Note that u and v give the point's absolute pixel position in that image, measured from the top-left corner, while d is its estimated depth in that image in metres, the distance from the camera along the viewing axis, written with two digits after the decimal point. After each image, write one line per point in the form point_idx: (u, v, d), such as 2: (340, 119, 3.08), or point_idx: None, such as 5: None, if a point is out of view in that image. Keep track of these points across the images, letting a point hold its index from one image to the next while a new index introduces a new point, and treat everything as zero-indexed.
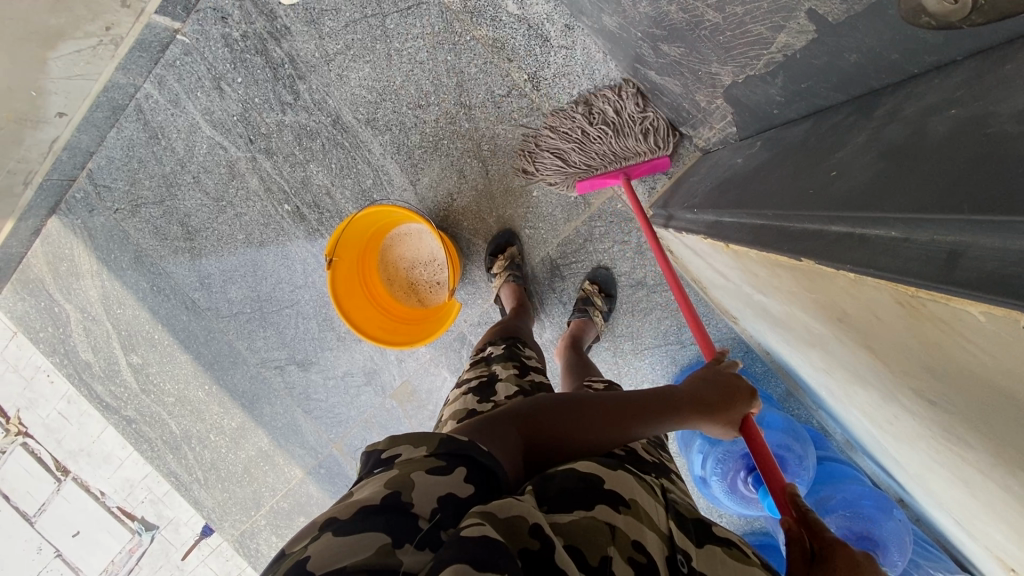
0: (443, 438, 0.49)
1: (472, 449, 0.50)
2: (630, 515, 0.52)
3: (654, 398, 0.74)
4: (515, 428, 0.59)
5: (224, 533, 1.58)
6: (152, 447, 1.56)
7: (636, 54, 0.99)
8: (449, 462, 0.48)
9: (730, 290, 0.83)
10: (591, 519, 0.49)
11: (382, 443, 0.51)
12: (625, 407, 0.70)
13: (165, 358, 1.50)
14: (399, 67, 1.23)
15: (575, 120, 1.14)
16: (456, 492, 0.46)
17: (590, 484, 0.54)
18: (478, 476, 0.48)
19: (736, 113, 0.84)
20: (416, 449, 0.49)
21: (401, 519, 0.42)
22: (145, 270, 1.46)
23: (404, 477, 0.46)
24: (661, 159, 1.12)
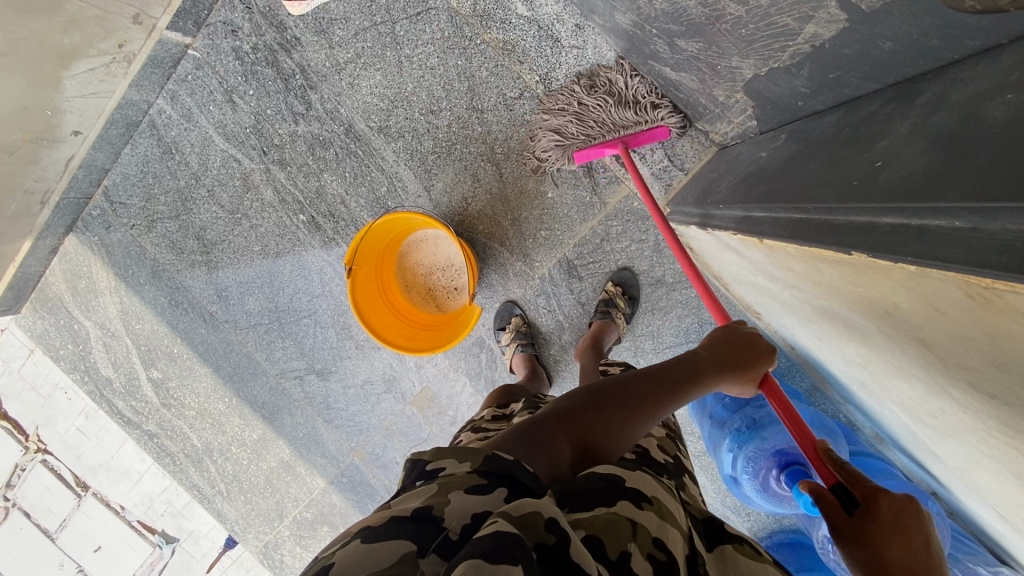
0: (489, 455, 0.50)
1: (515, 470, 0.50)
2: (652, 511, 0.52)
3: (672, 371, 0.75)
4: (541, 438, 0.60)
5: (248, 545, 1.58)
6: (174, 461, 1.57)
7: (650, 51, 0.99)
8: (488, 480, 0.48)
9: (760, 286, 0.82)
10: (613, 516, 0.49)
11: (428, 455, 0.52)
12: (645, 390, 0.70)
13: (185, 371, 1.50)
14: (410, 74, 1.24)
15: (572, 92, 1.15)
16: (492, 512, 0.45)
17: (611, 483, 0.55)
18: (518, 497, 0.48)
19: (757, 106, 0.83)
20: (461, 464, 0.50)
21: (430, 531, 0.42)
22: (163, 285, 1.46)
23: (441, 492, 0.46)
24: (660, 128, 1.10)
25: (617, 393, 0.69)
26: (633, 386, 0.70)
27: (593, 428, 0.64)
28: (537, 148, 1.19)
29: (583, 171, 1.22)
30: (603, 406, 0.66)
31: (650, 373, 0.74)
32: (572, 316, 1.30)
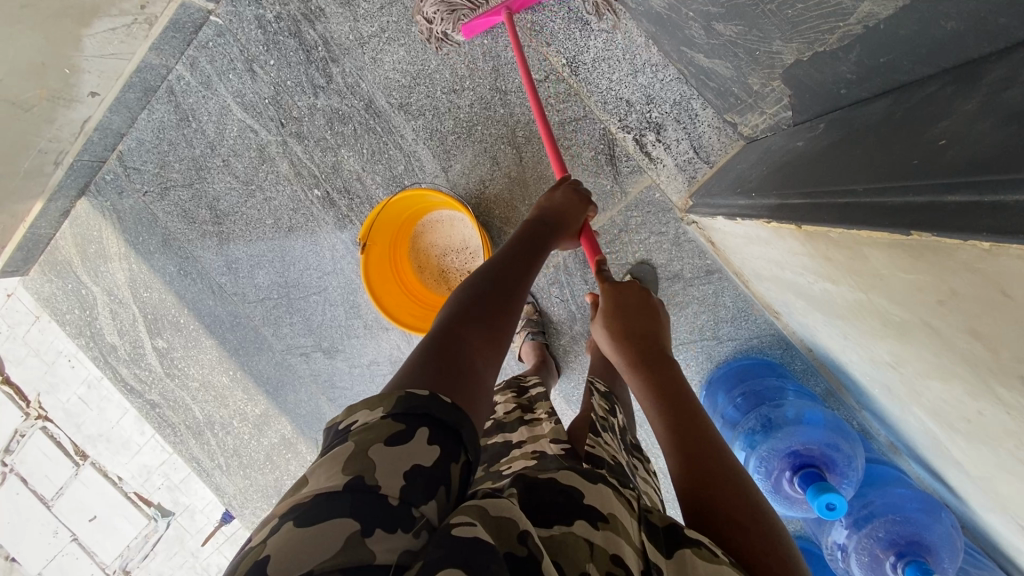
0: (402, 397, 0.47)
1: (432, 407, 0.47)
2: (610, 528, 0.53)
3: (514, 250, 0.80)
4: (453, 351, 0.58)
5: (245, 520, 1.57)
6: (175, 432, 1.56)
7: (683, 36, 0.96)
8: (406, 424, 0.45)
9: (786, 278, 0.80)
10: (570, 535, 0.50)
11: (338, 416, 0.48)
12: (509, 277, 0.73)
13: (191, 342, 1.49)
14: (434, 50, 1.21)
15: None
16: (419, 462, 0.43)
17: (569, 498, 0.55)
18: (441, 435, 0.46)
19: (794, 96, 0.80)
20: (372, 413, 0.46)
21: (367, 502, 0.40)
22: (173, 254, 1.45)
23: (362, 455, 0.43)
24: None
25: (481, 288, 0.69)
26: (497, 280, 0.72)
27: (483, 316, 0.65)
28: (423, 6, 1.09)
29: (605, 159, 1.20)
30: (474, 297, 0.67)
31: (502, 264, 0.76)
32: (585, 307, 1.27)
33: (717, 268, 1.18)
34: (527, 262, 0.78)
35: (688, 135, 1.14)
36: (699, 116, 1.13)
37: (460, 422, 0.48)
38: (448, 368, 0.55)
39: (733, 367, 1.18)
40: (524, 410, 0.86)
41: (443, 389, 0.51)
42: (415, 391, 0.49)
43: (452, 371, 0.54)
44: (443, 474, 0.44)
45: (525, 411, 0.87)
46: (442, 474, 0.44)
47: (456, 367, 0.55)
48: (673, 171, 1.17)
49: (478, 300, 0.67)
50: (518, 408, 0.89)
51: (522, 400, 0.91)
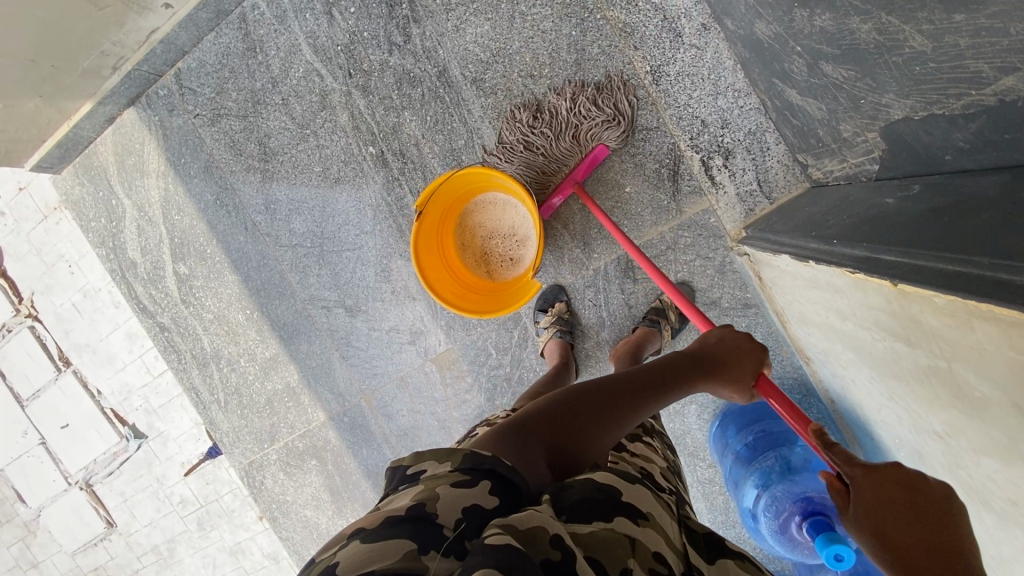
0: (468, 454, 0.58)
1: (495, 464, 0.58)
2: (648, 527, 0.60)
3: (643, 373, 0.85)
4: (528, 443, 0.66)
5: (233, 459, 1.57)
6: (180, 359, 1.55)
7: (780, 70, 0.96)
8: (472, 475, 0.55)
9: (843, 331, 0.81)
10: (609, 530, 0.56)
11: (408, 461, 0.60)
12: (619, 393, 0.80)
13: (213, 274, 1.48)
14: (519, 32, 1.20)
15: (520, 127, 1.20)
16: (480, 503, 0.53)
17: (609, 497, 0.62)
18: (499, 487, 0.56)
19: (888, 151, 0.80)
20: (441, 465, 0.57)
21: (428, 527, 0.49)
22: (212, 182, 1.43)
23: (430, 491, 0.53)
24: (601, 148, 1.17)
25: (589, 399, 0.76)
26: (607, 393, 0.79)
27: (575, 428, 0.72)
28: None
29: (667, 174, 1.19)
30: (579, 405, 0.75)
31: (623, 378, 0.83)
32: (616, 316, 1.27)
33: (756, 303, 1.18)
34: (647, 385, 0.83)
35: (755, 166, 1.14)
36: (771, 151, 1.13)
37: (520, 479, 0.59)
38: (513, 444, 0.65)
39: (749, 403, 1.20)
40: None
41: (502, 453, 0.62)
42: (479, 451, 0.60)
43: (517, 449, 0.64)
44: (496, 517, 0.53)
45: None
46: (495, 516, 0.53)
47: (521, 452, 0.64)
48: (733, 200, 1.17)
49: (581, 410, 0.74)
50: None
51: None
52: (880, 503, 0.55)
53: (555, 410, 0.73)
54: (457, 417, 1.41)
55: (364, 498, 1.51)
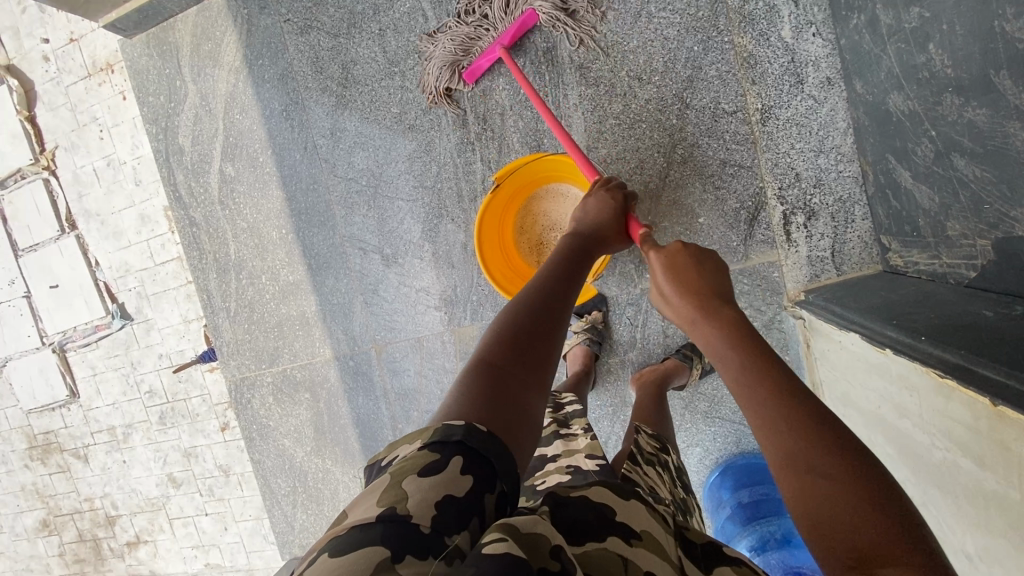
0: (440, 430, 0.56)
1: (468, 439, 0.55)
2: (642, 547, 0.52)
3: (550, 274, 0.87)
4: (499, 380, 0.66)
5: (226, 370, 1.55)
6: (201, 257, 1.51)
7: (900, 148, 0.93)
8: (442, 454, 0.53)
9: (894, 426, 0.80)
10: (600, 552, 0.50)
11: (382, 457, 0.57)
12: (544, 299, 0.80)
13: (258, 183, 1.44)
14: (640, 31, 1.15)
15: None
16: (453, 492, 0.50)
17: (601, 515, 0.55)
18: (473, 466, 0.53)
19: (995, 263, 0.78)
20: (413, 450, 0.55)
21: (399, 529, 0.46)
22: (284, 92, 1.38)
23: (398, 487, 0.50)
24: (530, 14, 1.16)
25: (520, 321, 0.76)
26: (530, 309, 0.78)
27: (526, 347, 0.72)
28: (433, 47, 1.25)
29: (745, 217, 1.16)
30: (518, 325, 0.75)
31: (540, 291, 0.82)
32: (650, 340, 1.25)
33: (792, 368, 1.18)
34: (556, 278, 0.86)
35: (835, 235, 1.11)
36: (855, 224, 1.10)
37: (494, 453, 0.56)
38: (488, 390, 0.63)
39: (754, 461, 1.19)
40: (559, 424, 0.87)
41: (485, 407, 0.60)
42: (451, 423, 0.57)
43: (492, 394, 0.63)
44: (475, 506, 0.51)
45: (563, 424, 0.86)
46: (475, 506, 0.51)
47: (502, 395, 0.63)
48: (802, 261, 1.14)
49: (518, 330, 0.74)
50: (553, 420, 0.88)
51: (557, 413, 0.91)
52: (669, 286, 0.80)
53: (496, 343, 0.72)
54: None
55: (346, 445, 1.50)
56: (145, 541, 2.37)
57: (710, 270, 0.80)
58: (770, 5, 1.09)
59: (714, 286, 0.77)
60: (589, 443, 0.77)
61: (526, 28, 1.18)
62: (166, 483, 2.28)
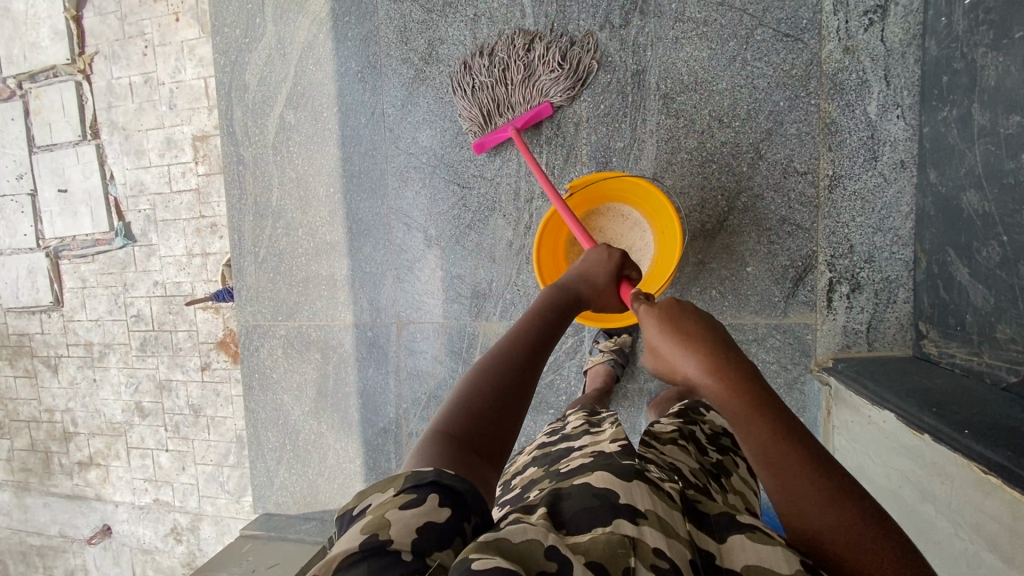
0: (410, 475, 0.54)
1: (440, 476, 0.53)
2: (648, 526, 0.52)
3: (527, 331, 0.82)
4: (468, 449, 0.61)
5: (239, 314, 1.54)
6: (240, 197, 1.49)
7: (964, 244, 0.95)
8: (417, 492, 0.51)
9: (912, 509, 0.84)
10: (606, 535, 0.50)
11: (354, 502, 0.55)
12: (517, 360, 0.76)
13: (317, 137, 1.43)
14: (731, 75, 1.17)
15: (507, 56, 1.26)
16: (432, 520, 0.50)
17: (601, 502, 0.54)
18: (450, 496, 0.52)
19: None
20: (386, 492, 0.53)
21: (381, 559, 0.46)
22: (363, 54, 1.37)
23: (377, 522, 0.49)
24: (545, 105, 1.24)
25: (489, 384, 0.71)
26: (501, 370, 0.73)
27: (495, 412, 0.68)
28: (458, 97, 1.30)
29: (791, 276, 1.18)
30: (490, 388, 0.70)
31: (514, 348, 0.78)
32: None
33: None
34: (533, 337, 0.81)
35: (874, 311, 1.14)
36: (896, 304, 1.13)
37: (467, 486, 0.53)
38: (459, 459, 0.59)
39: None
40: (590, 424, 0.84)
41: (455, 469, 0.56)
42: (420, 469, 0.55)
43: (460, 462, 0.58)
44: (457, 532, 0.50)
45: (591, 424, 0.85)
46: (457, 533, 0.50)
47: (469, 463, 0.59)
48: (837, 329, 1.17)
49: (487, 393, 0.69)
50: (586, 423, 0.87)
51: (589, 418, 0.90)
52: (660, 330, 0.75)
53: (462, 404, 0.68)
54: None
55: (345, 413, 1.49)
56: (97, 464, 2.33)
57: (700, 316, 0.75)
58: (862, 78, 1.11)
59: (705, 332, 0.73)
60: (613, 432, 0.74)
61: (539, 117, 1.25)
62: (133, 411, 2.23)
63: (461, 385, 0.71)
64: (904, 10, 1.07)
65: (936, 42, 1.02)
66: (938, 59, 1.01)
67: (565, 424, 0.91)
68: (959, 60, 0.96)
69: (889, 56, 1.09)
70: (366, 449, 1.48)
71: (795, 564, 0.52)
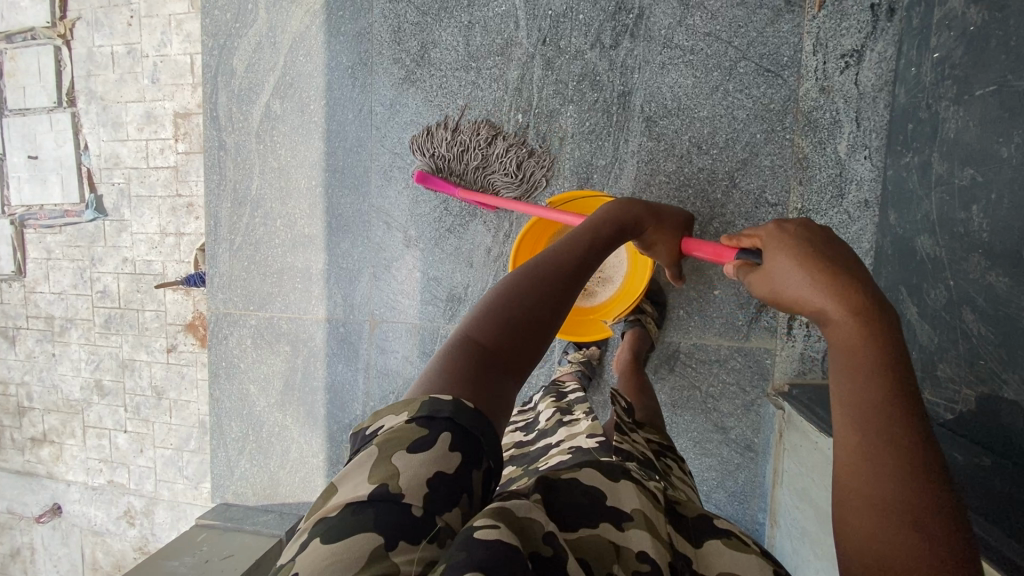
0: (427, 402, 0.55)
1: (457, 415, 0.54)
2: (634, 528, 0.55)
3: (583, 241, 0.75)
4: (493, 367, 0.61)
5: (210, 300, 1.52)
6: (219, 183, 1.48)
7: (916, 285, 1.01)
8: (430, 430, 0.53)
9: None
10: (592, 538, 0.54)
11: (369, 424, 0.57)
12: (565, 276, 0.71)
13: (301, 129, 1.42)
14: (713, 104, 1.20)
15: (472, 138, 1.31)
16: (442, 470, 0.51)
17: (592, 501, 0.57)
18: (461, 442, 0.53)
19: (971, 414, 0.87)
20: (399, 420, 0.55)
21: (391, 511, 0.48)
22: (355, 51, 1.37)
23: (387, 465, 0.51)
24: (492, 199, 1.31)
25: (528, 301, 0.66)
26: (544, 287, 0.68)
27: (523, 334, 0.64)
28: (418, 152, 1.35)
29: (756, 301, 1.22)
30: (529, 306, 0.66)
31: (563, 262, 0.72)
32: None
33: (757, 449, 1.25)
34: (586, 251, 0.74)
35: None
36: None
37: (482, 429, 0.55)
38: (479, 379, 0.59)
39: None
40: (562, 412, 0.91)
41: (470, 396, 0.57)
42: (439, 396, 0.56)
43: (479, 385, 0.58)
44: (465, 483, 0.52)
45: (561, 411, 0.92)
46: (465, 483, 0.52)
47: (490, 385, 0.59)
48: (794, 355, 1.22)
49: (522, 310, 0.65)
50: (556, 410, 0.94)
51: (559, 403, 0.97)
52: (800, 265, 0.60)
53: (495, 311, 0.65)
54: None
55: (311, 407, 1.48)
56: (50, 441, 2.27)
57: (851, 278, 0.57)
58: (835, 118, 1.15)
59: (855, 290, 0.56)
60: (589, 425, 0.82)
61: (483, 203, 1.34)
62: (92, 388, 2.18)
63: (501, 291, 0.67)
64: (879, 56, 1.12)
65: (906, 90, 1.06)
66: (906, 107, 1.06)
67: (538, 413, 0.96)
68: (924, 110, 1.01)
69: (862, 99, 1.14)
70: (330, 445, 1.48)
71: (769, 571, 0.56)
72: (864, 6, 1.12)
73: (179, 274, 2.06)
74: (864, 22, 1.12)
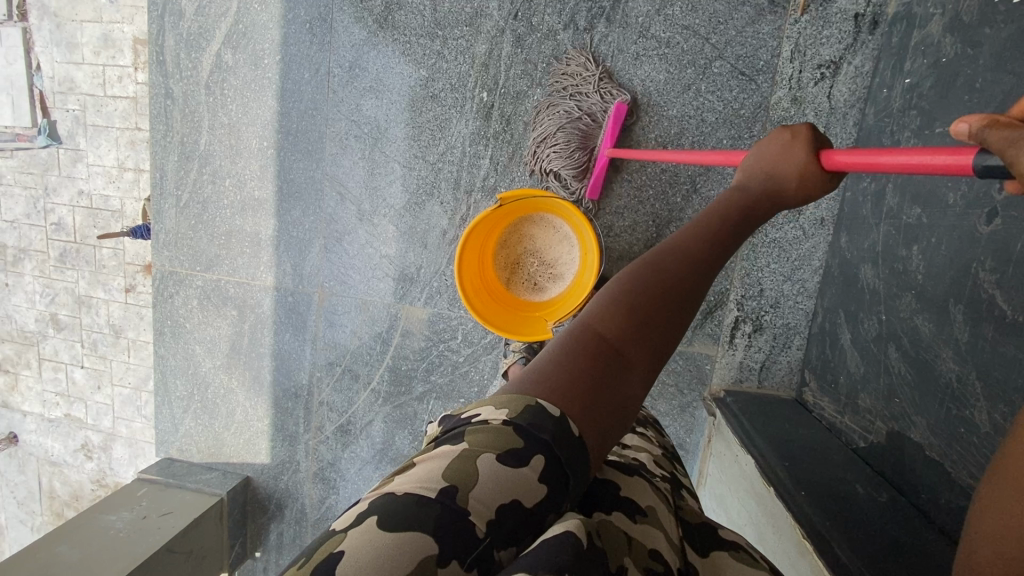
0: (534, 409, 0.47)
1: (561, 449, 0.46)
2: (647, 524, 0.51)
3: (704, 225, 0.69)
4: (614, 365, 0.54)
5: (156, 257, 1.47)
6: (166, 132, 1.39)
7: (852, 312, 1.02)
8: (527, 442, 0.45)
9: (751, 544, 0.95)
10: (607, 522, 0.49)
11: (466, 411, 0.51)
12: (687, 259, 0.65)
13: (254, 84, 1.33)
14: (683, 103, 1.16)
15: (584, 106, 1.18)
16: (521, 499, 0.43)
17: (606, 492, 0.55)
18: (552, 471, 0.45)
19: (881, 447, 0.90)
20: (498, 417, 0.48)
21: (453, 525, 0.40)
22: (314, 5, 1.27)
23: (469, 466, 0.44)
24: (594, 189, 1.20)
25: (651, 291, 0.60)
26: (664, 278, 0.62)
27: (644, 322, 0.58)
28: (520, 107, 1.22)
29: (702, 308, 1.23)
30: (648, 291, 0.60)
31: (681, 245, 0.67)
32: None
33: (687, 449, 1.29)
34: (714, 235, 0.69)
35: (769, 353, 1.21)
36: (789, 351, 1.20)
37: (576, 471, 0.47)
38: (595, 377, 0.52)
39: None
40: None
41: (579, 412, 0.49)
42: (547, 405, 0.48)
43: (595, 389, 0.51)
44: (536, 523, 0.44)
45: None
46: (538, 523, 0.44)
47: (607, 386, 0.52)
48: (733, 364, 1.23)
49: (645, 302, 0.59)
50: None
51: None
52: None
53: (618, 298, 0.59)
54: (386, 366, 1.40)
55: (256, 373, 1.47)
56: (5, 371, 2.23)
57: None
58: None
59: None
60: None
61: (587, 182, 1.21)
62: (47, 321, 2.12)
63: (620, 280, 0.62)
64: (855, 70, 1.07)
65: (875, 112, 1.03)
66: (872, 129, 1.03)
67: None
68: (887, 137, 0.98)
69: (832, 115, 1.09)
70: (275, 411, 1.48)
71: None
72: (848, 15, 1.06)
73: (137, 213, 1.97)
74: (845, 33, 1.06)
